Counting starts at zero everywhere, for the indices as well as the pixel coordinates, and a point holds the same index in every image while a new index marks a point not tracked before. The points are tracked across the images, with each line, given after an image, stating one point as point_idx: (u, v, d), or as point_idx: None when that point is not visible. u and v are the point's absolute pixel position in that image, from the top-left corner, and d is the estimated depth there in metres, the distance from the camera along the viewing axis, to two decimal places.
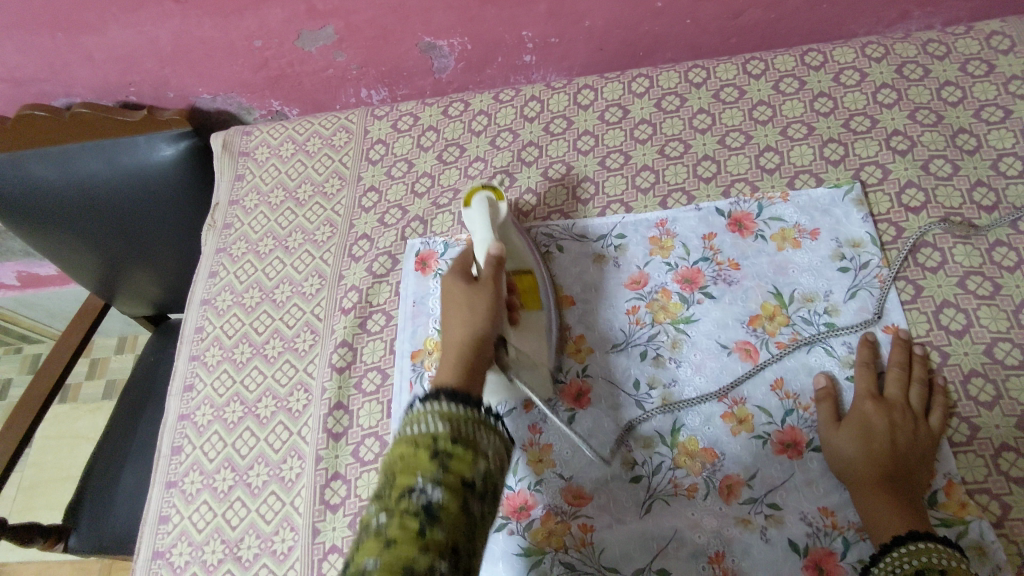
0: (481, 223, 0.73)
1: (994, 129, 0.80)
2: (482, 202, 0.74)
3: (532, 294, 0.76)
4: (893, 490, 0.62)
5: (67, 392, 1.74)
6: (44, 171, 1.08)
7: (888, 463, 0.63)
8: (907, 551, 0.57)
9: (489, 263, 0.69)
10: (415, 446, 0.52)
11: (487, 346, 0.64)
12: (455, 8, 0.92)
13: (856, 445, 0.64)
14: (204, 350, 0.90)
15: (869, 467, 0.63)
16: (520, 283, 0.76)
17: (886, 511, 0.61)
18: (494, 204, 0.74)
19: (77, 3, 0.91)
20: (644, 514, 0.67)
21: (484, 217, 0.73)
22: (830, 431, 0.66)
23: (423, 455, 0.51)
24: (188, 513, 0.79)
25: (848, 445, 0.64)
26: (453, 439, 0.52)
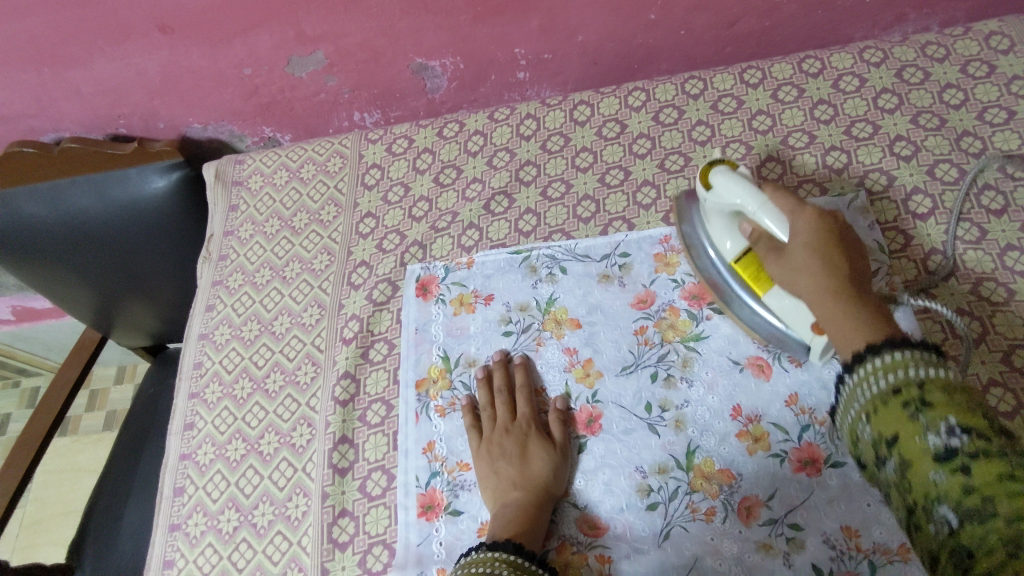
0: (739, 187, 0.66)
1: (998, 131, 0.79)
2: (724, 174, 0.68)
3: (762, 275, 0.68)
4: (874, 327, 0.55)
5: (67, 425, 1.71)
6: (34, 207, 1.06)
7: (858, 298, 0.58)
8: (882, 366, 0.52)
9: None
10: None
11: (544, 510, 0.68)
12: (446, 28, 0.91)
13: (813, 280, 0.59)
14: (204, 386, 0.88)
15: (827, 307, 0.58)
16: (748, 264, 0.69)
17: (857, 325, 0.56)
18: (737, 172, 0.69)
19: (62, 38, 0.90)
20: (662, 543, 0.65)
21: (737, 182, 0.66)
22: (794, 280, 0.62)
23: None
24: (193, 556, 0.77)
25: (808, 283, 0.60)
26: None
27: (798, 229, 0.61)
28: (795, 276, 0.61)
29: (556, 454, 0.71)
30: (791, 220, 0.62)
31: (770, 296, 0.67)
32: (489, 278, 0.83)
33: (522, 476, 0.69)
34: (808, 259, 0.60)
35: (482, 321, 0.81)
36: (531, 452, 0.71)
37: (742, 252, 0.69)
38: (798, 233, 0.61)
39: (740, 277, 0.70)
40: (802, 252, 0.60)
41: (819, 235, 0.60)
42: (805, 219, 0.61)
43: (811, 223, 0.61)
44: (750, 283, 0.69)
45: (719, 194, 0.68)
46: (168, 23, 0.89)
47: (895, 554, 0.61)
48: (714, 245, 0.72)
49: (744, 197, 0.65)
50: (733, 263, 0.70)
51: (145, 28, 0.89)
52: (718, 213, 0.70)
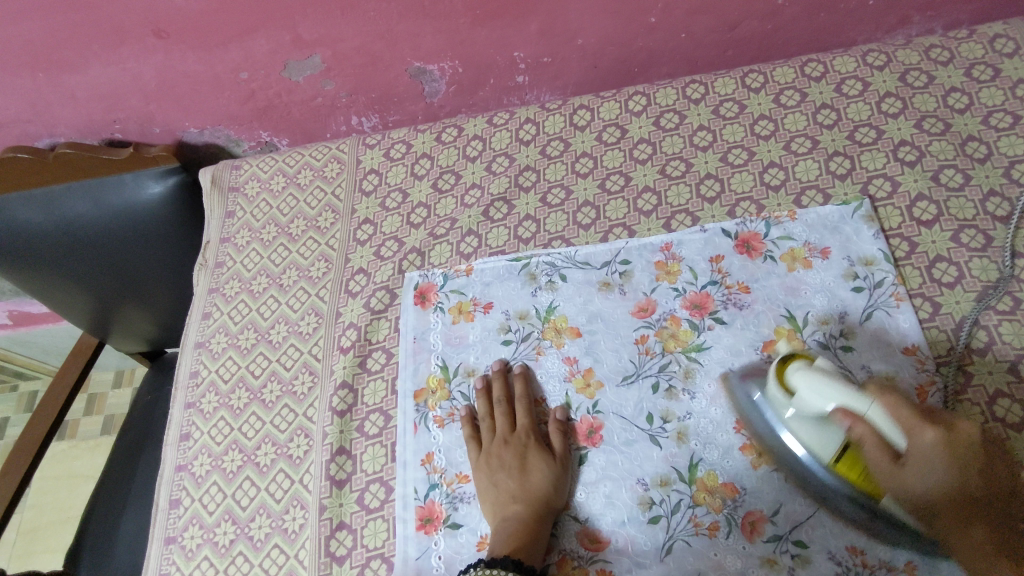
0: (839, 393, 0.57)
1: (1004, 135, 0.78)
2: (810, 374, 0.59)
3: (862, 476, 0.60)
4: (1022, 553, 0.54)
5: (65, 430, 1.70)
6: (29, 213, 1.05)
7: (988, 514, 0.55)
8: None
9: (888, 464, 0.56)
10: None
11: (544, 523, 0.67)
12: (444, 32, 0.90)
13: (942, 499, 0.56)
14: (200, 396, 0.87)
15: (964, 540, 0.56)
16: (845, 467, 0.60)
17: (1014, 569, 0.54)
18: (819, 368, 0.59)
19: (56, 43, 0.89)
20: (665, 556, 0.64)
21: (833, 384, 0.57)
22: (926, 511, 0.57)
23: None
24: (189, 569, 0.76)
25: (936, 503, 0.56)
26: None
27: (921, 450, 0.56)
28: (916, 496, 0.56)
29: (557, 466, 0.70)
30: (911, 435, 0.56)
31: (881, 496, 0.59)
32: (488, 286, 0.82)
33: (522, 489, 0.68)
34: (937, 488, 0.55)
35: (481, 330, 0.80)
36: (531, 463, 0.70)
37: (838, 451, 0.60)
38: (927, 460, 0.55)
39: (834, 474, 0.61)
40: (921, 478, 0.56)
41: (942, 462, 0.55)
42: (928, 438, 0.55)
43: (936, 441, 0.56)
44: (850, 482, 0.61)
45: (805, 401, 0.59)
46: (163, 27, 0.88)
47: (901, 570, 0.60)
48: (796, 440, 0.63)
49: (849, 403, 0.57)
50: (829, 464, 0.61)
51: (140, 32, 0.88)
52: (802, 415, 0.61)
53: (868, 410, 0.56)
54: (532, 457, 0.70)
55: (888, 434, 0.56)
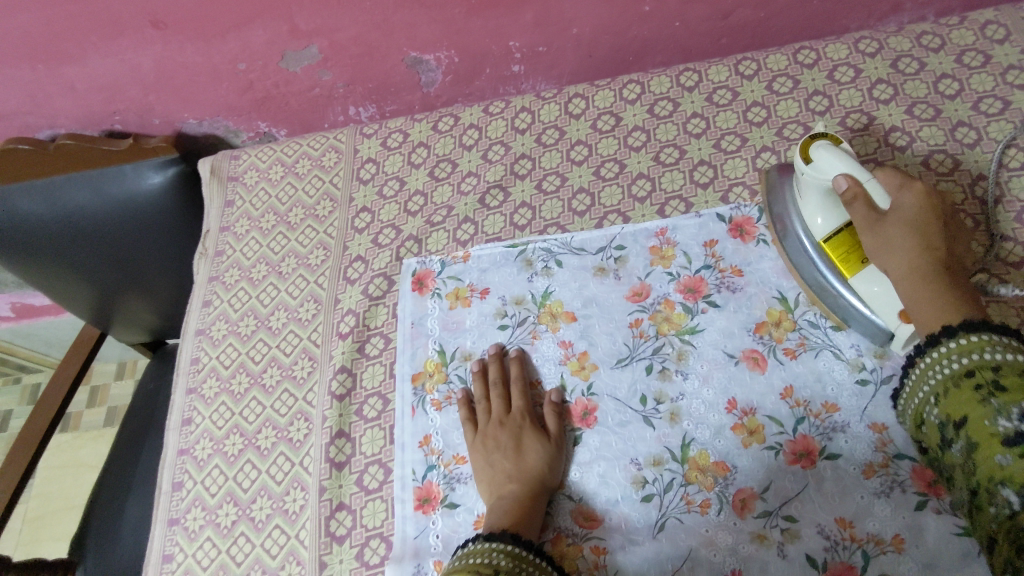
0: (845, 163, 0.65)
1: (994, 121, 0.79)
2: (827, 149, 0.67)
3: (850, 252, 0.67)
4: (960, 296, 0.57)
5: (69, 421, 1.72)
6: (30, 204, 1.06)
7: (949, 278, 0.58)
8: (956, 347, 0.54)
9: (865, 202, 0.62)
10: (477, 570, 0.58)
11: (540, 502, 0.68)
12: (440, 22, 0.90)
13: (905, 255, 0.59)
14: (201, 382, 0.88)
15: (918, 277, 0.58)
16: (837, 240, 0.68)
17: (947, 301, 0.56)
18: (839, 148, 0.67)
19: (55, 34, 0.90)
20: (657, 534, 0.66)
21: (842, 157, 0.65)
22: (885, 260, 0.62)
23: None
24: (192, 550, 0.77)
25: (897, 257, 0.60)
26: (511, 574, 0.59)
27: (901, 204, 0.61)
28: (885, 248, 0.61)
29: (552, 446, 0.71)
30: (896, 193, 0.63)
31: (858, 278, 0.67)
32: (484, 272, 0.83)
33: (518, 469, 0.69)
34: (906, 236, 0.60)
35: (478, 315, 0.81)
36: (526, 444, 0.71)
37: (832, 231, 0.68)
38: (905, 209, 0.61)
39: (828, 257, 0.69)
40: (899, 228, 0.60)
41: (919, 216, 0.61)
42: (911, 196, 0.61)
43: (918, 202, 0.61)
44: (837, 261, 0.68)
45: (820, 169, 0.67)
46: (161, 18, 0.89)
47: (888, 544, 0.61)
48: (804, 224, 0.71)
49: (851, 172, 0.64)
50: (821, 243, 0.69)
51: (138, 24, 0.89)
52: (812, 187, 0.69)
53: (866, 178, 0.64)
54: (528, 438, 0.72)
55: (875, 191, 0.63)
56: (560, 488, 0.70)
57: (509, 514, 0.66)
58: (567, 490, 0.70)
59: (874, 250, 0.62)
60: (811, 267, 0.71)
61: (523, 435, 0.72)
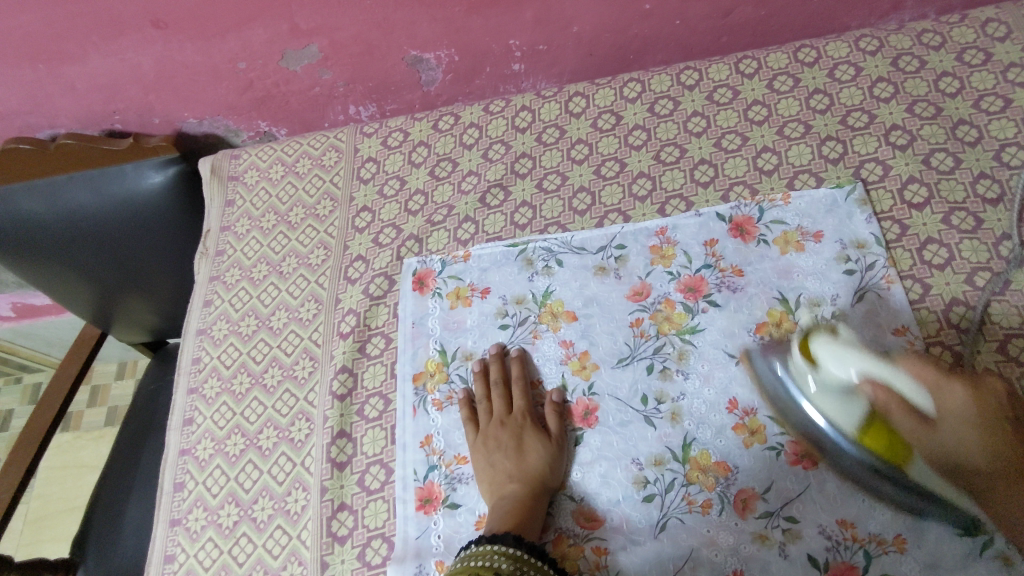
0: (862, 365, 0.57)
1: (995, 119, 0.79)
2: (832, 350, 0.59)
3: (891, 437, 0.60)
4: None
5: (69, 421, 1.72)
6: (31, 204, 1.06)
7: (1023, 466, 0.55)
8: None
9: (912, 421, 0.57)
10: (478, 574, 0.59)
11: (541, 502, 0.68)
12: (440, 20, 0.90)
13: (978, 453, 0.56)
14: (202, 382, 0.88)
15: (991, 477, 0.56)
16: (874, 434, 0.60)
17: None
18: (840, 340, 0.59)
19: (55, 34, 0.89)
20: (659, 534, 0.66)
21: (856, 359, 0.57)
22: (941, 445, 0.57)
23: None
24: (194, 550, 0.77)
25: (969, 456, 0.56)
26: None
27: (948, 405, 0.56)
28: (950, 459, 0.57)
29: (552, 447, 0.71)
30: (934, 392, 0.56)
31: (912, 464, 0.60)
32: (485, 271, 0.83)
33: (519, 469, 0.69)
34: (966, 439, 0.56)
35: (479, 314, 0.81)
36: (528, 445, 0.71)
37: (866, 425, 0.61)
38: (953, 412, 0.56)
39: (867, 449, 0.62)
40: (955, 435, 0.56)
41: (972, 416, 0.56)
42: (956, 393, 0.56)
43: (962, 395, 0.56)
44: (880, 452, 0.61)
45: (832, 378, 0.59)
46: (161, 18, 0.88)
47: (890, 544, 0.61)
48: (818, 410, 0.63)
49: (875, 372, 0.57)
50: (857, 438, 0.61)
51: (138, 23, 0.89)
52: (828, 390, 0.61)
53: (892, 375, 0.56)
54: (529, 439, 0.72)
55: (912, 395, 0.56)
56: (561, 488, 0.70)
57: (509, 514, 0.66)
58: (567, 489, 0.70)
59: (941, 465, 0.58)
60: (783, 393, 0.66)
61: (524, 436, 0.72)
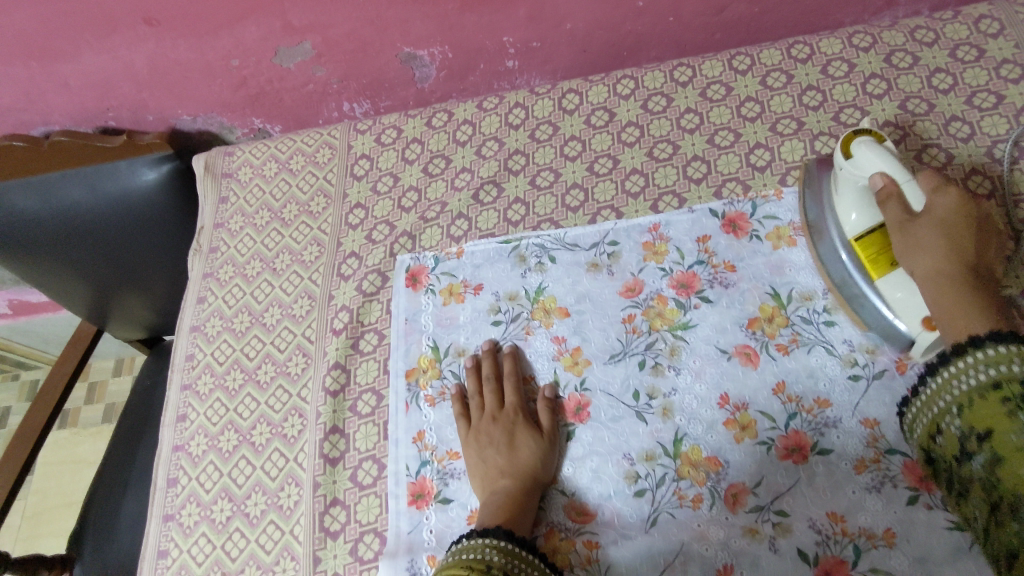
0: (884, 159, 0.65)
1: (987, 115, 0.79)
2: (867, 144, 0.66)
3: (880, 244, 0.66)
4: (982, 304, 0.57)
5: (66, 418, 1.72)
6: (25, 201, 1.06)
7: (969, 274, 0.59)
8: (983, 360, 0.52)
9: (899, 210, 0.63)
10: (469, 567, 0.59)
11: (533, 497, 0.69)
12: (433, 17, 0.90)
13: (937, 259, 0.60)
14: (196, 378, 0.89)
15: (943, 283, 0.59)
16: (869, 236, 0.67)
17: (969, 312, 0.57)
18: (881, 146, 0.67)
19: (48, 31, 0.89)
20: (649, 528, 0.66)
21: (881, 153, 0.65)
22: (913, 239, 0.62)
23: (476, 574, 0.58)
24: (187, 545, 0.78)
25: (927, 259, 0.61)
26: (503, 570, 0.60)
27: (936, 209, 0.62)
28: (914, 246, 0.62)
29: (544, 443, 0.71)
30: (931, 195, 0.63)
31: (886, 276, 0.65)
32: (478, 268, 0.83)
33: (511, 465, 0.69)
34: (936, 241, 0.61)
35: (472, 311, 0.81)
36: (520, 440, 0.71)
37: (865, 228, 0.67)
38: (938, 212, 0.62)
39: (857, 255, 0.68)
40: (929, 231, 0.61)
41: (955, 219, 0.61)
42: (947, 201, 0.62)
43: (951, 205, 0.62)
44: (866, 258, 0.67)
45: (857, 165, 0.66)
46: (154, 15, 0.88)
47: (879, 538, 0.62)
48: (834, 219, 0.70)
49: (889, 170, 0.64)
50: (853, 241, 0.68)
51: (131, 20, 0.89)
52: (849, 183, 0.68)
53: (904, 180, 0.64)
54: (521, 434, 0.72)
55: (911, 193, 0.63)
56: (553, 485, 0.71)
57: (502, 510, 0.66)
58: (559, 487, 0.70)
59: (906, 256, 0.62)
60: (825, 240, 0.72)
61: (516, 431, 0.72)
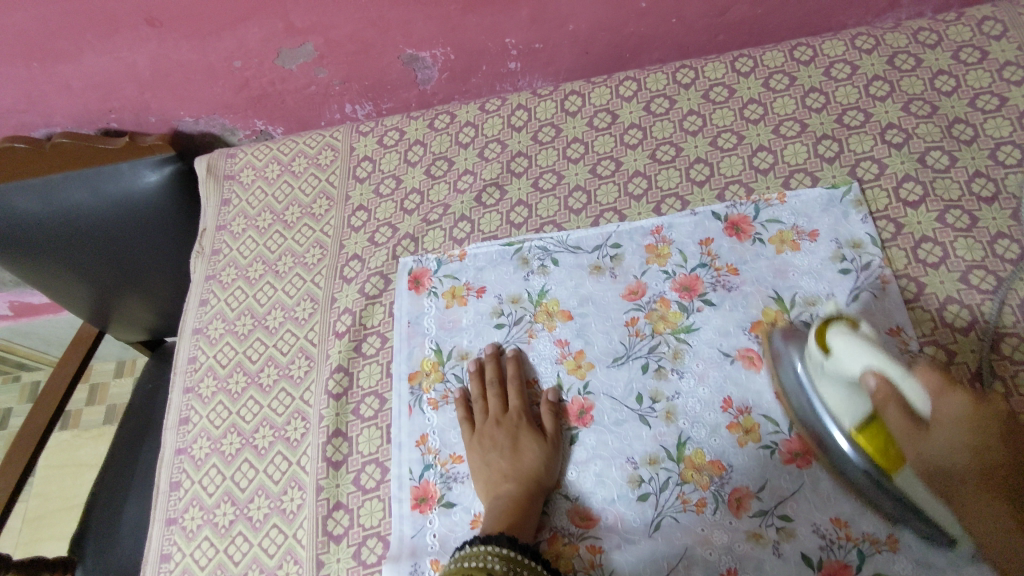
0: (870, 356, 0.55)
1: (990, 118, 0.79)
2: (848, 337, 0.57)
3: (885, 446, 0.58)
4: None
5: (68, 420, 1.72)
6: (27, 203, 1.06)
7: (1003, 471, 0.54)
8: None
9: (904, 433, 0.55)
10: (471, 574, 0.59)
11: (537, 501, 0.69)
12: (435, 19, 0.90)
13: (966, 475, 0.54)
14: (198, 381, 0.89)
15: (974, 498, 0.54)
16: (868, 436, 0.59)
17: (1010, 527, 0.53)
18: (859, 333, 0.58)
19: (49, 32, 0.89)
20: (653, 533, 0.66)
21: (867, 347, 0.56)
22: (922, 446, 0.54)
23: None
24: (190, 550, 0.78)
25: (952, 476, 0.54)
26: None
27: (943, 413, 0.53)
28: (931, 463, 0.54)
29: (548, 447, 0.71)
30: (935, 399, 0.53)
31: (901, 476, 0.58)
32: (481, 270, 0.83)
33: (515, 469, 0.69)
34: (953, 444, 0.54)
35: (475, 314, 0.81)
36: (523, 444, 0.71)
37: (865, 423, 0.59)
38: (947, 417, 0.53)
39: (858, 446, 0.60)
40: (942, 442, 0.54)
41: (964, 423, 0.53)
42: (956, 404, 0.53)
43: (961, 409, 0.53)
44: (870, 453, 0.59)
45: (840, 362, 0.58)
46: (156, 16, 0.88)
47: (883, 543, 0.61)
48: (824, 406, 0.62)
49: (879, 367, 0.55)
50: (853, 434, 0.60)
51: (133, 21, 0.89)
52: (835, 376, 0.59)
53: (899, 377, 0.54)
54: (525, 439, 0.72)
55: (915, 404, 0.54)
56: (557, 488, 0.71)
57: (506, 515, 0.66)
58: (563, 491, 0.70)
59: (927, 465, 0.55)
60: (799, 393, 0.65)
61: (520, 436, 0.72)
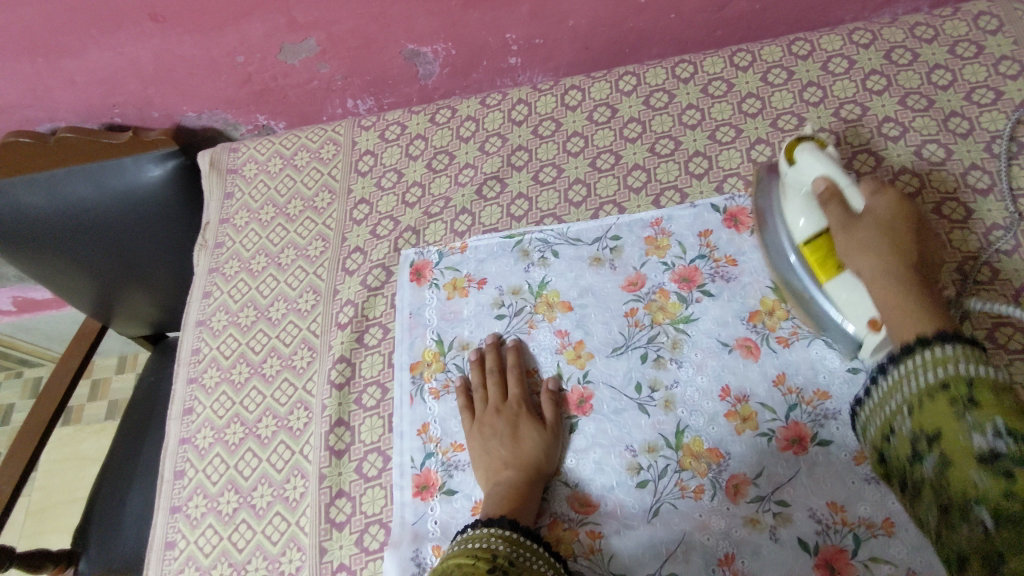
0: (825, 166, 0.66)
1: (986, 111, 0.79)
2: (810, 151, 0.67)
3: (825, 253, 0.66)
4: (928, 305, 0.58)
5: (70, 415, 1.73)
6: (32, 197, 1.07)
7: (917, 278, 0.61)
8: (927, 360, 0.54)
9: (841, 225, 0.64)
10: (475, 554, 0.59)
11: (536, 489, 0.69)
12: (436, 14, 0.91)
13: (884, 261, 0.61)
14: (202, 372, 0.89)
15: (890, 284, 0.60)
16: (814, 240, 0.67)
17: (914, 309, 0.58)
18: (822, 151, 0.68)
19: (54, 27, 0.90)
20: (652, 518, 0.67)
21: (822, 159, 0.66)
22: (854, 239, 0.63)
23: (483, 562, 0.58)
24: (194, 537, 0.79)
25: (872, 263, 0.61)
26: (509, 556, 0.60)
27: (876, 211, 0.64)
28: (859, 250, 0.62)
29: (548, 434, 0.72)
30: (870, 199, 0.65)
31: (836, 280, 0.65)
32: (482, 262, 0.84)
33: (515, 456, 0.70)
34: (878, 240, 0.62)
35: (475, 305, 0.82)
36: (523, 432, 0.72)
37: (813, 233, 0.67)
38: (879, 214, 0.64)
39: (805, 259, 0.68)
40: (872, 231, 0.63)
41: (894, 227, 0.63)
42: (886, 207, 0.64)
43: (890, 211, 0.64)
44: (814, 261, 0.67)
45: (800, 172, 0.68)
46: (159, 11, 0.89)
47: (878, 527, 0.62)
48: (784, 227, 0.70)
49: (832, 175, 0.65)
50: (802, 247, 0.68)
51: (137, 17, 0.90)
52: (795, 189, 0.69)
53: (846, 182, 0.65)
54: (525, 425, 0.73)
55: (854, 201, 0.64)
56: (556, 477, 0.71)
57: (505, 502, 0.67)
58: (562, 479, 0.71)
59: (856, 257, 0.63)
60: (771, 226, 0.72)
61: (520, 422, 0.73)
